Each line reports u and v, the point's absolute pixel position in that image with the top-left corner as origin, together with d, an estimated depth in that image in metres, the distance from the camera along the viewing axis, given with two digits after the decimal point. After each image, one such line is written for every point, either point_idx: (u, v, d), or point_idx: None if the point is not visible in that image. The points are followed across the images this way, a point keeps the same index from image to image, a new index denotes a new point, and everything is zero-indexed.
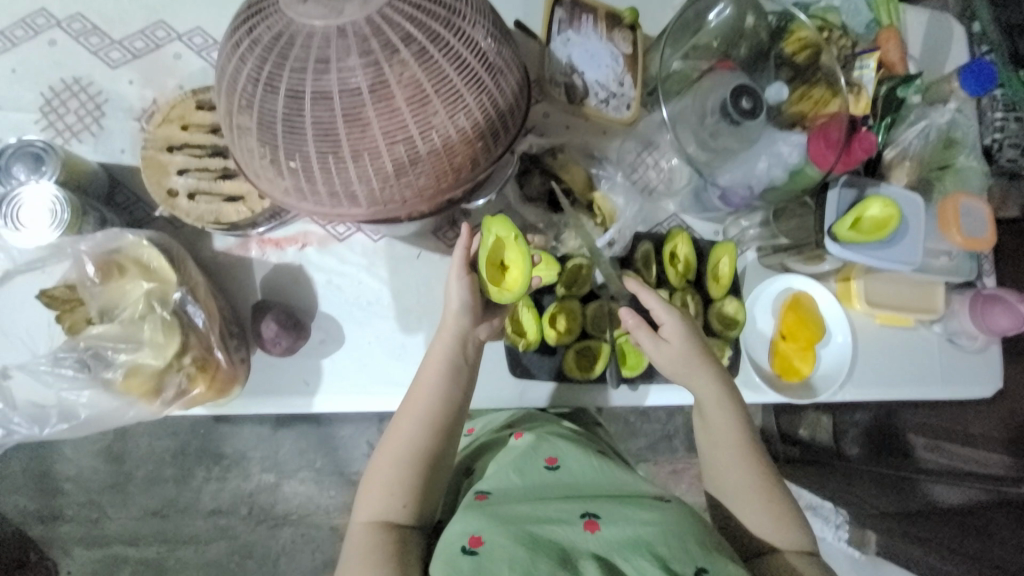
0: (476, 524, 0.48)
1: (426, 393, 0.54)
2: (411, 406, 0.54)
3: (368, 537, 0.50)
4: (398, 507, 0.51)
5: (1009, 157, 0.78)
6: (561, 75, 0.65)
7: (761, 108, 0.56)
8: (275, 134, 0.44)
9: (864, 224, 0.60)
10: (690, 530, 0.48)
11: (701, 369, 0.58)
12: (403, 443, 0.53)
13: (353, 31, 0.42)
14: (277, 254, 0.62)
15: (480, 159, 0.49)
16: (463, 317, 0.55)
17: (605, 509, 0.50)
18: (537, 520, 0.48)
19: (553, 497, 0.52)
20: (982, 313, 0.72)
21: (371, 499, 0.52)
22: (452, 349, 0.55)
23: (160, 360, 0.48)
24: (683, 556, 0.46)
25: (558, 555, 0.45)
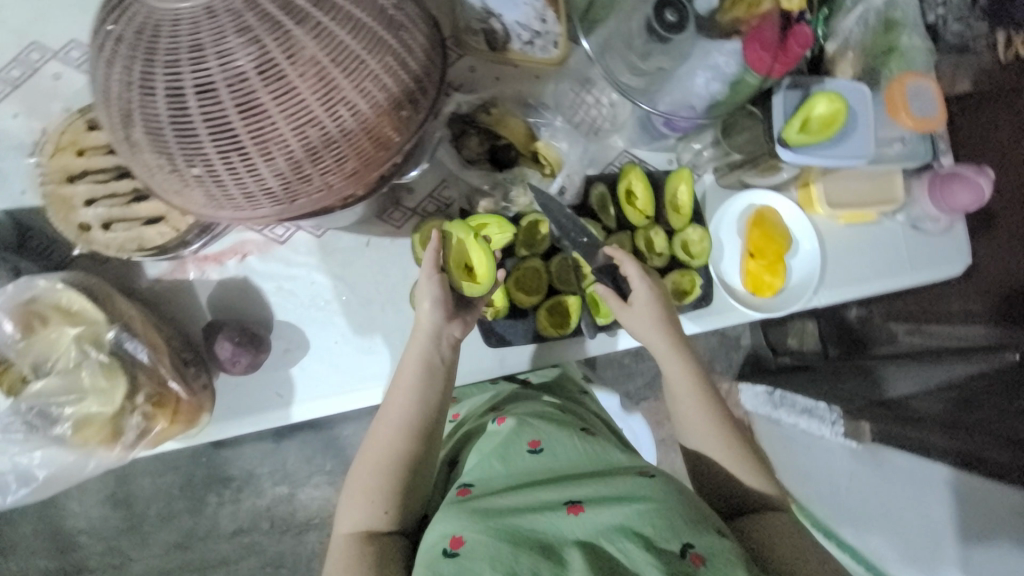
0: (456, 524, 0.49)
1: (402, 404, 0.55)
2: (389, 414, 0.55)
3: (349, 548, 0.52)
4: (380, 516, 0.53)
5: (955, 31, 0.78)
6: (476, 21, 0.60)
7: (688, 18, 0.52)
8: (167, 140, 0.40)
9: (813, 124, 0.58)
10: (674, 506, 0.50)
11: (655, 327, 0.58)
12: (383, 453, 0.54)
13: (223, 7, 0.38)
14: (217, 271, 0.59)
15: (402, 129, 0.45)
16: (437, 316, 0.55)
17: (590, 493, 0.51)
18: (524, 507, 0.50)
19: (538, 481, 0.54)
20: (941, 193, 0.71)
21: (354, 508, 0.53)
22: (424, 358, 0.56)
23: (110, 405, 0.47)
24: (667, 533, 0.48)
25: (541, 546, 0.47)
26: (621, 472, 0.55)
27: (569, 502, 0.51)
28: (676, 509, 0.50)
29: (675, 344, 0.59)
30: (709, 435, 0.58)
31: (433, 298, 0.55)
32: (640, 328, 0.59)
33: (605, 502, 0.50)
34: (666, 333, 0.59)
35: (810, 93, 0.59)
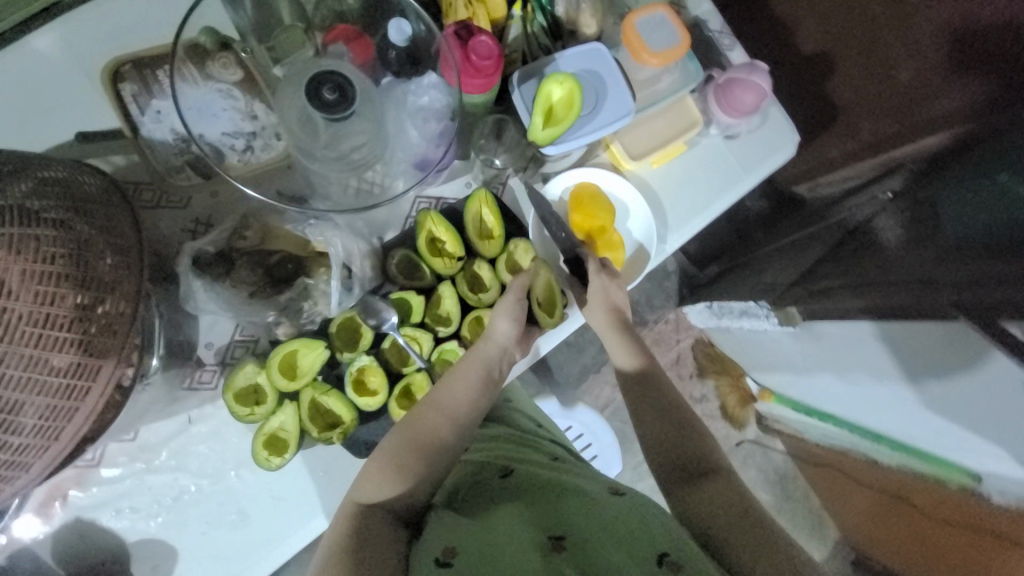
0: (448, 539, 0.47)
1: (478, 390, 0.56)
2: (438, 403, 0.54)
3: (346, 523, 0.48)
4: (395, 491, 0.50)
5: None
6: (178, 153, 0.55)
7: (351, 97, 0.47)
8: None
9: (558, 110, 0.55)
10: (649, 525, 0.47)
11: (613, 329, 0.62)
12: (427, 436, 0.53)
13: None
14: (44, 525, 0.54)
15: (78, 348, 0.40)
16: (506, 340, 0.58)
17: (576, 512, 0.49)
18: (517, 523, 0.48)
19: (527, 497, 0.52)
20: (727, 102, 0.68)
21: (373, 480, 0.50)
22: (484, 370, 0.57)
23: None
24: (644, 540, 0.46)
25: (535, 552, 0.44)
26: (593, 495, 0.52)
27: (553, 538, 0.46)
28: (652, 519, 0.48)
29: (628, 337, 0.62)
30: (644, 429, 0.58)
31: (510, 321, 0.58)
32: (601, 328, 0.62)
33: (593, 521, 0.48)
34: (621, 330, 0.62)
35: (544, 77, 0.56)
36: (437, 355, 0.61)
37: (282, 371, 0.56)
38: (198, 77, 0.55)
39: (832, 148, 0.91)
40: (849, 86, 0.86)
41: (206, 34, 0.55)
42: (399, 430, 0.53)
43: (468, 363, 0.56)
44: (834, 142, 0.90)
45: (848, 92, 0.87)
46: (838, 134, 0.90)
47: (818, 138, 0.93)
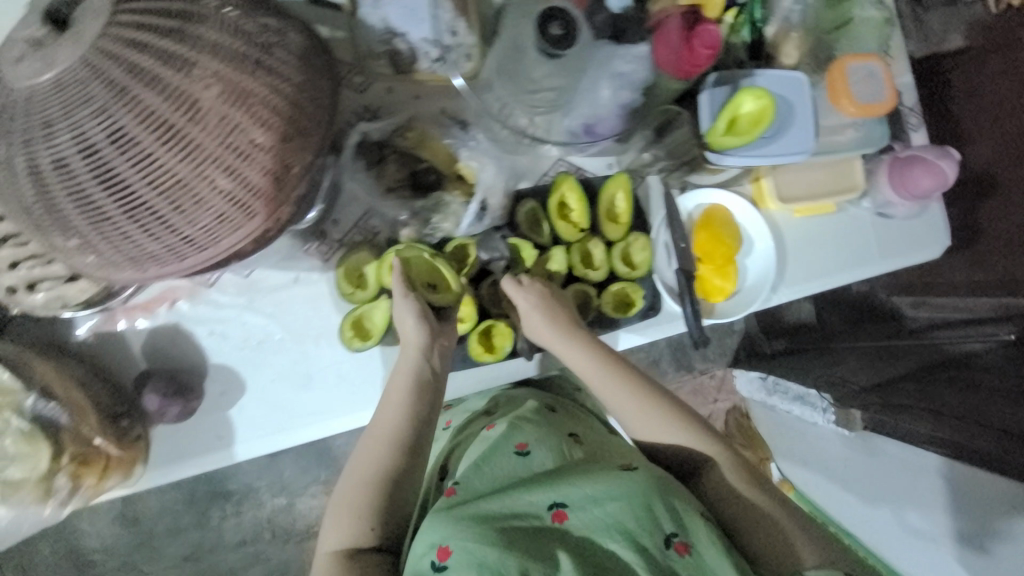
0: (442, 534, 0.54)
1: (400, 420, 0.58)
2: (377, 437, 0.59)
3: (334, 567, 0.53)
4: (367, 531, 0.55)
5: None
6: (380, 44, 0.56)
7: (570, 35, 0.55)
8: (41, 217, 0.40)
9: (741, 123, 0.54)
10: (651, 497, 0.56)
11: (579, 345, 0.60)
12: (373, 473, 0.57)
13: (70, 79, 0.37)
14: (148, 319, 0.59)
15: (278, 177, 0.43)
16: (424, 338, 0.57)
17: (574, 496, 0.57)
18: (503, 515, 0.56)
19: (528, 482, 0.60)
20: (901, 178, 0.66)
21: (343, 524, 0.56)
22: (414, 373, 0.58)
23: (37, 470, 0.48)
24: (650, 527, 0.54)
25: (535, 533, 0.54)
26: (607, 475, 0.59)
27: (552, 508, 0.56)
28: (659, 505, 0.55)
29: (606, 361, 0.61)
30: (664, 432, 0.62)
31: (412, 320, 0.56)
32: (558, 347, 0.60)
33: (589, 506, 0.55)
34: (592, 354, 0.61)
35: (741, 87, 0.54)
36: None
37: (422, 280, 0.60)
38: None
39: (952, 273, 0.98)
40: (999, 221, 0.91)
41: None
42: (357, 456, 0.59)
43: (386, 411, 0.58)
44: (953, 265, 0.98)
45: (992, 231, 0.92)
46: (958, 258, 0.97)
47: (943, 257, 1.00)
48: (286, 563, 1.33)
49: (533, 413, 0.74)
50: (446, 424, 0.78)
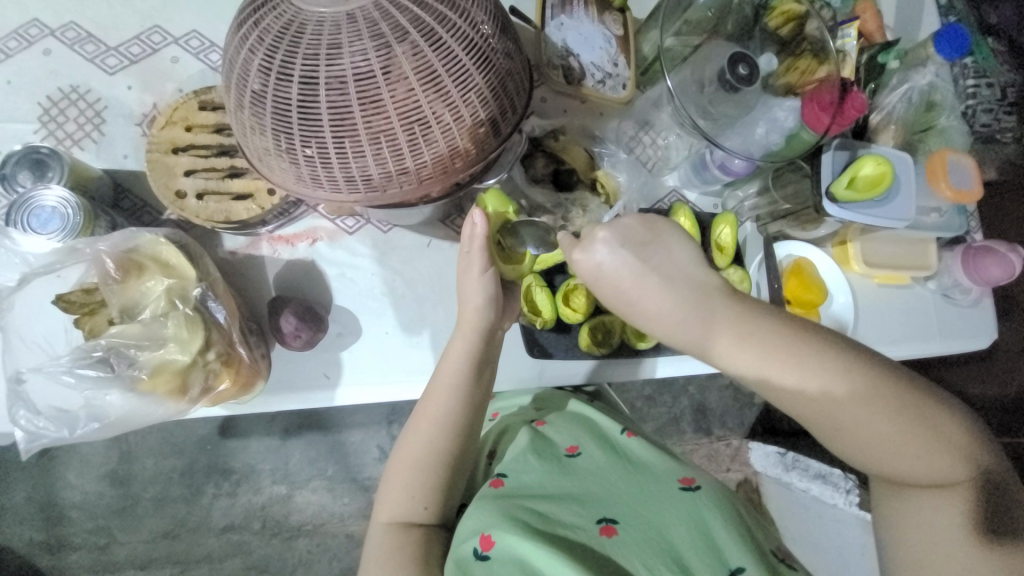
0: (485, 522, 0.53)
1: (450, 397, 0.56)
2: (426, 414, 0.56)
3: (389, 538, 0.54)
4: (419, 508, 0.55)
5: (982, 122, 0.90)
6: (557, 57, 0.66)
7: (755, 75, 0.55)
8: (289, 122, 0.45)
9: (859, 184, 0.62)
10: (712, 524, 0.53)
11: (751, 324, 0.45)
12: (422, 456, 0.55)
13: (362, 16, 0.43)
14: (288, 251, 0.62)
15: (489, 139, 0.50)
16: (485, 313, 0.56)
17: (624, 514, 0.53)
18: (547, 518, 0.53)
19: (576, 485, 0.57)
20: (974, 265, 0.74)
21: (393, 498, 0.55)
22: (471, 356, 0.57)
23: (185, 356, 0.47)
24: (708, 558, 0.50)
25: (578, 545, 0.50)
26: (662, 490, 0.56)
27: (602, 521, 0.53)
28: (714, 526, 0.53)
29: (778, 348, 0.44)
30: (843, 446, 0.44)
31: (482, 298, 0.56)
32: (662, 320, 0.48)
33: (637, 523, 0.52)
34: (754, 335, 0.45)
35: (858, 155, 0.63)
36: None
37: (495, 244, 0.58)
38: (599, 17, 0.67)
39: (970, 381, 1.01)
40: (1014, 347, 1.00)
41: None
42: (406, 435, 0.57)
43: (437, 390, 0.56)
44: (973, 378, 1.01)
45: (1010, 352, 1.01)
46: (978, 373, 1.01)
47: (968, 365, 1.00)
48: (267, 560, 1.13)
49: (586, 404, 0.68)
50: (490, 416, 0.70)
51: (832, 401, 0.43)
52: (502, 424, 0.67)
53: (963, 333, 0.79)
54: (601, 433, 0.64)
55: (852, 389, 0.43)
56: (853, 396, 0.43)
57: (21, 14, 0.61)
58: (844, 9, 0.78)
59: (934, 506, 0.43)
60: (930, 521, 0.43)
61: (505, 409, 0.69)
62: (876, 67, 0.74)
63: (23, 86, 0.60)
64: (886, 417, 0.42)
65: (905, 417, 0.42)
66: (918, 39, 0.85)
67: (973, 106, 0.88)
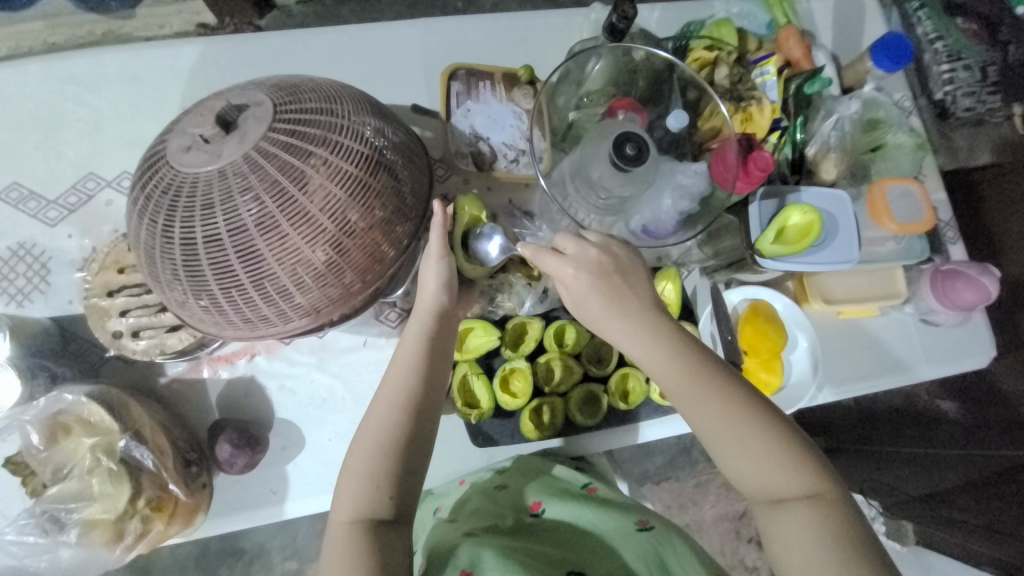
0: (463, 558, 0.48)
1: (412, 375, 0.51)
2: (384, 398, 0.51)
3: (353, 538, 0.46)
4: (383, 500, 0.48)
5: (965, 107, 0.84)
6: (466, 144, 0.66)
7: (648, 152, 0.51)
8: (180, 277, 0.47)
9: (789, 233, 0.59)
10: (672, 560, 0.51)
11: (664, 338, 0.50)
12: (384, 435, 0.49)
13: (232, 171, 0.45)
14: (228, 370, 0.64)
15: (382, 258, 0.51)
16: (441, 297, 0.53)
17: (592, 558, 0.50)
18: (533, 556, 0.49)
19: (548, 538, 0.53)
20: (944, 289, 0.68)
21: (351, 492, 0.48)
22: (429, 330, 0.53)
23: (114, 512, 0.49)
24: None
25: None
26: (621, 531, 0.53)
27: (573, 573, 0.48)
28: (675, 566, 0.50)
29: (679, 350, 0.50)
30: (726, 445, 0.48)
31: (438, 284, 0.53)
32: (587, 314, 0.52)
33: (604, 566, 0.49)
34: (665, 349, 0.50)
35: (786, 203, 0.61)
36: (578, 393, 0.65)
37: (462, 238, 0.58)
38: (506, 97, 0.68)
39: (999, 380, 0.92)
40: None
41: (526, 68, 0.69)
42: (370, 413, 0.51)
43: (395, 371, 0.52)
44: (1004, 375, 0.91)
45: None
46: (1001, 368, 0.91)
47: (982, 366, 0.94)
48: None
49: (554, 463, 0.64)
50: (457, 484, 0.64)
51: (722, 401, 0.48)
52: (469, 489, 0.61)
53: (955, 358, 0.74)
54: (564, 485, 0.61)
55: (732, 394, 0.49)
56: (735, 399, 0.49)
57: None
58: (769, 38, 0.75)
59: (806, 520, 0.45)
60: (798, 529, 0.44)
61: (471, 477, 0.63)
62: (804, 98, 0.70)
63: None
64: (764, 426, 0.48)
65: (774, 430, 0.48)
66: (859, 51, 0.82)
67: (952, 92, 0.83)
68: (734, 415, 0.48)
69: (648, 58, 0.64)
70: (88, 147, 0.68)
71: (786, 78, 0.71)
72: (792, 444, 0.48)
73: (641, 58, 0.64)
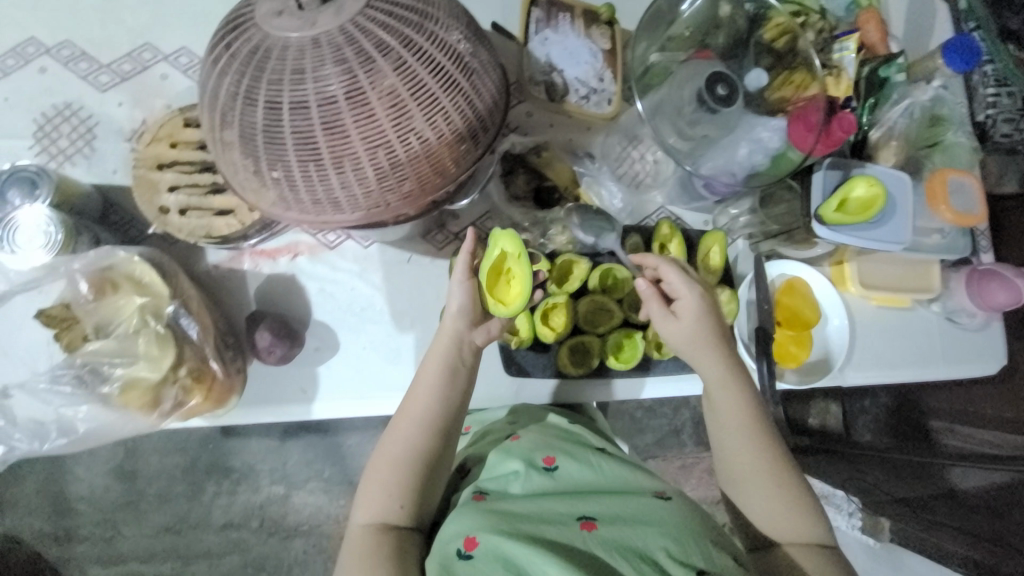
0: (470, 524, 0.48)
1: (432, 400, 0.55)
2: (408, 415, 0.55)
3: (366, 539, 0.51)
4: (396, 509, 0.52)
5: (1003, 132, 0.81)
6: (540, 73, 0.66)
7: (736, 95, 0.56)
8: (255, 145, 0.46)
9: (850, 205, 0.61)
10: (690, 528, 0.49)
11: (726, 381, 0.56)
12: (401, 453, 0.53)
13: (327, 41, 0.44)
14: (270, 266, 0.63)
15: (459, 161, 0.50)
16: (458, 323, 0.56)
17: (603, 511, 0.49)
18: (536, 520, 0.48)
19: (553, 499, 0.50)
20: (978, 288, 0.71)
21: (371, 497, 0.52)
22: (455, 345, 0.56)
23: (156, 373, 0.49)
24: (681, 559, 0.46)
25: (555, 549, 0.45)
26: (639, 500, 0.51)
27: (581, 518, 0.48)
28: (691, 537, 0.48)
29: (742, 405, 0.56)
30: (751, 492, 0.55)
31: (461, 302, 0.55)
32: (681, 345, 0.57)
33: (619, 522, 0.48)
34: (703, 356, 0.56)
35: (851, 175, 0.61)
36: (616, 335, 0.65)
37: (492, 272, 0.57)
38: (584, 32, 0.67)
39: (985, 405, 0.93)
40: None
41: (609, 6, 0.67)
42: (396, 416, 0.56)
43: (417, 394, 0.55)
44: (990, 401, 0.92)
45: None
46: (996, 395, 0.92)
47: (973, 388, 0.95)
48: (265, 558, 1.13)
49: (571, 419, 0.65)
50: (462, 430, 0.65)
51: (753, 455, 0.55)
52: (477, 434, 0.63)
53: (975, 359, 0.76)
54: (574, 443, 0.59)
55: (762, 454, 0.55)
56: (767, 456, 0.55)
57: (19, 31, 0.63)
58: (847, 20, 0.73)
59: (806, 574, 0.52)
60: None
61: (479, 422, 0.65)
62: (876, 82, 0.70)
63: (20, 103, 0.62)
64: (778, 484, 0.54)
65: (788, 490, 0.54)
66: (929, 49, 0.82)
67: (993, 116, 0.80)
68: (761, 457, 0.55)
69: (733, 13, 0.63)
70: (150, 16, 0.65)
71: (860, 61, 0.71)
72: (801, 502, 0.54)
73: (727, 12, 0.63)
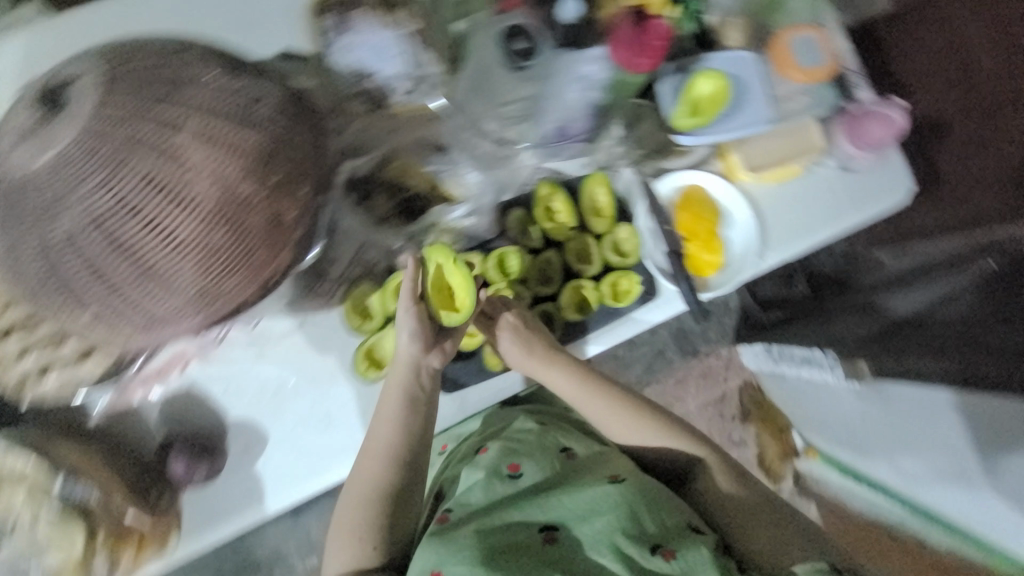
0: (433, 558, 0.52)
1: (390, 437, 0.57)
2: (370, 457, 0.58)
3: None
4: (368, 553, 0.56)
5: None
6: (353, 85, 0.60)
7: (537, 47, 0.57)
8: (60, 289, 0.43)
9: (698, 106, 0.62)
10: (643, 505, 0.56)
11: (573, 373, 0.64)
12: (367, 496, 0.57)
13: (71, 153, 0.39)
14: (163, 387, 0.59)
15: (281, 218, 0.45)
16: (411, 353, 0.57)
17: (565, 513, 0.56)
18: (501, 534, 0.54)
19: (518, 509, 0.57)
20: (857, 130, 0.70)
21: (342, 550, 0.56)
22: (407, 383, 0.58)
23: (72, 552, 0.52)
24: (634, 536, 0.53)
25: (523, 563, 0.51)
26: (594, 486, 0.58)
27: (545, 530, 0.55)
28: (643, 512, 0.55)
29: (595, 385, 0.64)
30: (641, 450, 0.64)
31: (406, 332, 0.56)
32: (521, 364, 0.62)
33: (580, 515, 0.55)
34: (553, 367, 0.63)
35: (691, 76, 0.62)
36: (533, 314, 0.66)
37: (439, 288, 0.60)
38: (383, 21, 0.61)
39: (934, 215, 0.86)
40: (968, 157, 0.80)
41: None
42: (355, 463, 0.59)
43: (376, 431, 0.57)
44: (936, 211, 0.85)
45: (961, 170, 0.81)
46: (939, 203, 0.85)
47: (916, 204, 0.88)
48: None
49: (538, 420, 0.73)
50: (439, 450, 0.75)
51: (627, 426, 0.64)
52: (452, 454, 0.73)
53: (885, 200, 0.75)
54: (540, 449, 0.66)
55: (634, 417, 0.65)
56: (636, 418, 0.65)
57: None
58: None
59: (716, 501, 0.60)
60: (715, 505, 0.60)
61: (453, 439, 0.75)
62: None
63: None
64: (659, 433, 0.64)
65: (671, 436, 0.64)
66: None
67: None
68: (633, 421, 0.64)
69: None
70: None
71: None
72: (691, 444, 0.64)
73: None
